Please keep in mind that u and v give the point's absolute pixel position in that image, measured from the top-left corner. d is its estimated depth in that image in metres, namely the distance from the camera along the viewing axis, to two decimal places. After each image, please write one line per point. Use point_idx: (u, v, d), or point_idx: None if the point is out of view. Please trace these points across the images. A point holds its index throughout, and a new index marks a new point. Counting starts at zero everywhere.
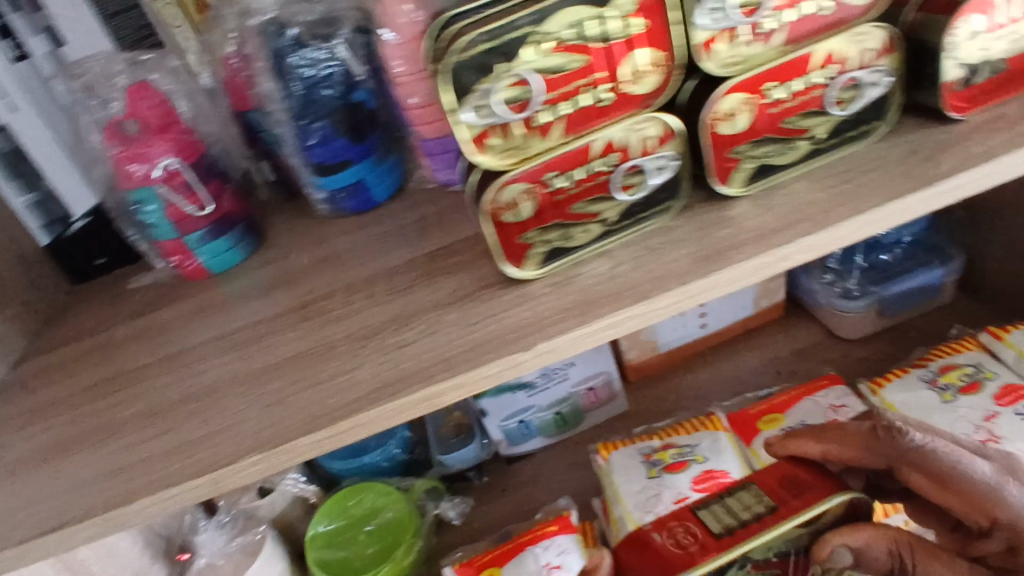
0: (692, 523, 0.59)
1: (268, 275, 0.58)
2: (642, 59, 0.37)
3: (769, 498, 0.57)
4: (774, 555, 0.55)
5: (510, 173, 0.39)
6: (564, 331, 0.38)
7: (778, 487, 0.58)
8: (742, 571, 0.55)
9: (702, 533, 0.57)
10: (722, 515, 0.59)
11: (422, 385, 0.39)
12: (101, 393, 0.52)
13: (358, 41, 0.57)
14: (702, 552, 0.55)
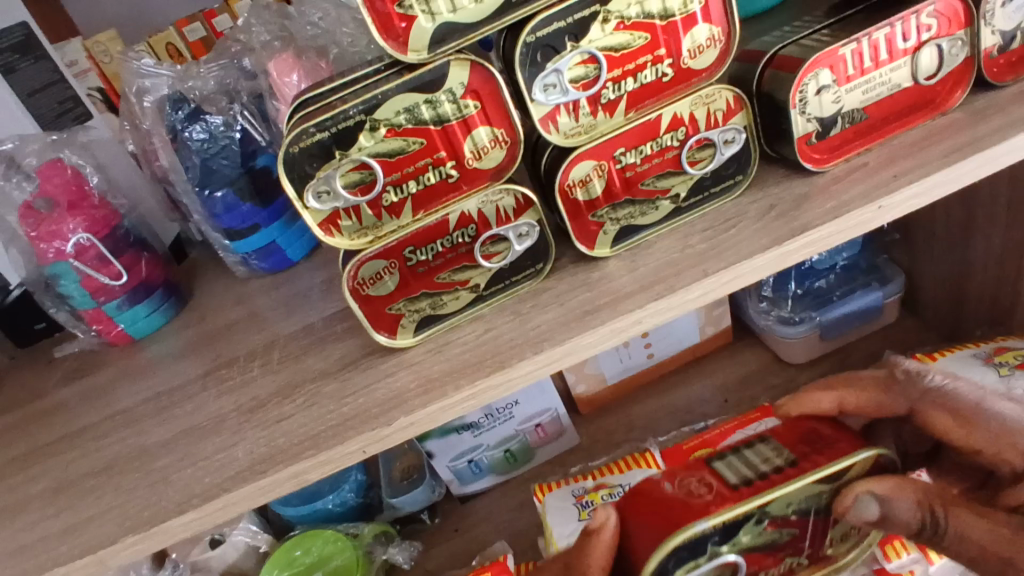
0: (707, 474, 0.53)
1: (186, 337, 0.59)
2: (483, 137, 0.38)
3: (787, 453, 0.53)
4: (794, 512, 0.50)
5: (367, 251, 0.40)
6: (421, 406, 0.38)
7: (795, 441, 0.54)
8: (758, 527, 0.49)
9: (716, 485, 0.51)
10: (740, 467, 0.53)
11: (290, 463, 0.39)
12: (11, 470, 0.52)
13: (258, 104, 0.60)
14: (718, 501, 0.49)
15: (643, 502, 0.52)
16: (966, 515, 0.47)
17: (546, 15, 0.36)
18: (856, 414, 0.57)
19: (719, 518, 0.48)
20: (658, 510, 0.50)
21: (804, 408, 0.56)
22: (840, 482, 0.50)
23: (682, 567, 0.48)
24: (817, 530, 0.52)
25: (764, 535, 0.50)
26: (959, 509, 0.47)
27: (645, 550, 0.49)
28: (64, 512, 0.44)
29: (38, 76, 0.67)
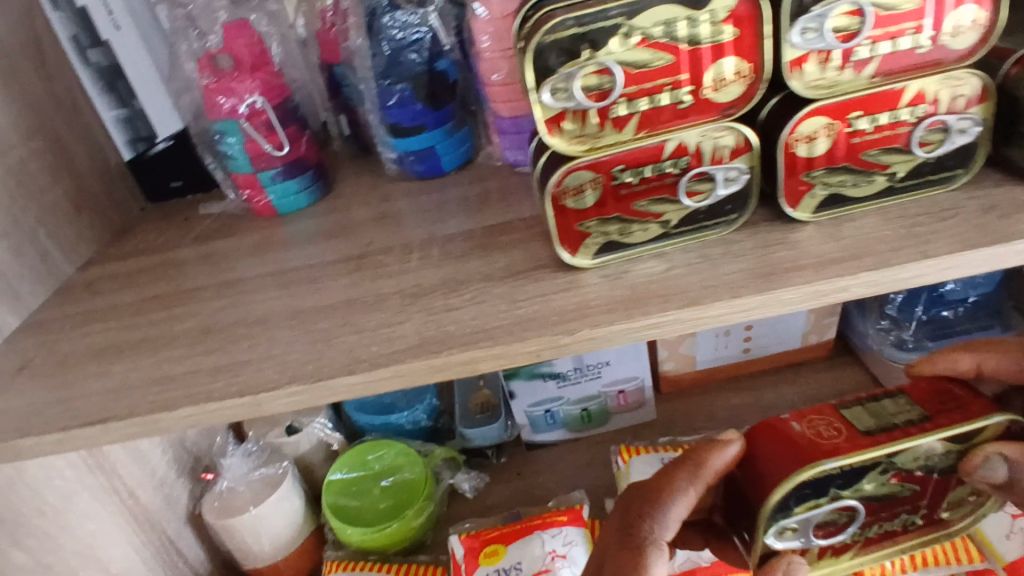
0: (833, 418, 0.49)
1: (329, 222, 0.60)
2: (728, 68, 0.37)
3: (918, 408, 0.48)
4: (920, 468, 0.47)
5: (581, 159, 0.39)
6: (606, 322, 0.39)
7: (928, 397, 0.49)
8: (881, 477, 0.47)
9: (847, 429, 0.47)
10: (868, 415, 0.49)
11: (464, 348, 0.40)
12: (157, 305, 0.54)
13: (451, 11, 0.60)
14: (847, 444, 0.46)
15: (764, 436, 0.48)
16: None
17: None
18: (991, 379, 0.52)
19: (853, 461, 0.45)
20: (785, 444, 0.47)
21: (942, 367, 0.51)
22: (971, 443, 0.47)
23: (803, 504, 0.46)
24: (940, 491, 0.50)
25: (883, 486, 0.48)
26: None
27: (767, 483, 0.46)
28: (217, 352, 0.45)
29: None
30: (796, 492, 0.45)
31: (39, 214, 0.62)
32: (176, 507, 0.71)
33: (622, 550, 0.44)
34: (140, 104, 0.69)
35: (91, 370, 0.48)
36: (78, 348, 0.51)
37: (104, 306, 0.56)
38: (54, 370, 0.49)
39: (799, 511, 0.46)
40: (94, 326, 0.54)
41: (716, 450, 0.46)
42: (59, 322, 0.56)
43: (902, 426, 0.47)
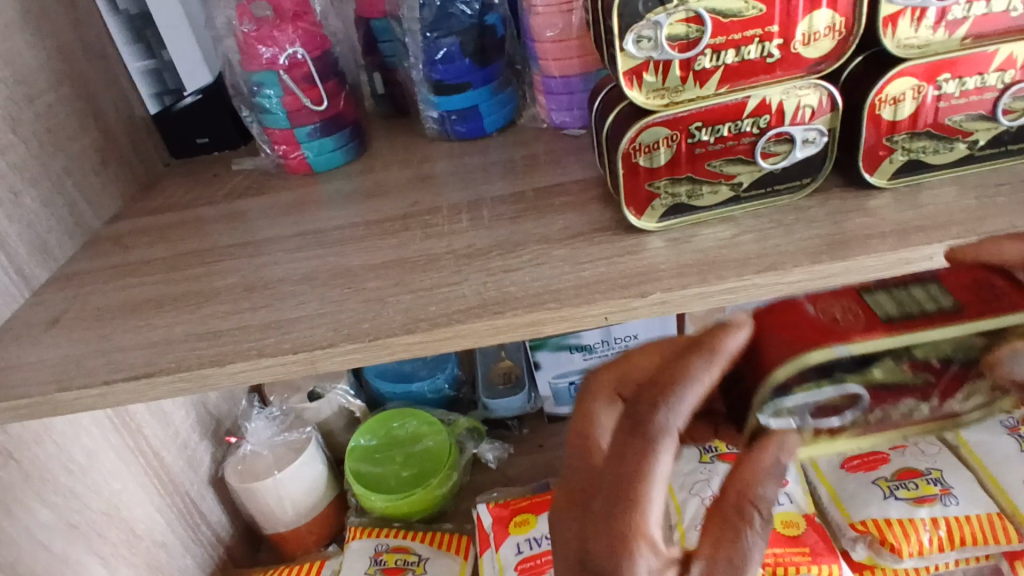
0: None
1: (359, 184, 0.57)
2: (819, 22, 0.37)
3: None
4: None
5: (658, 114, 0.38)
6: (681, 286, 0.37)
7: None
8: None
9: (864, 314, 0.33)
10: None
11: (529, 310, 0.38)
12: (192, 261, 0.52)
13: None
14: None
15: None
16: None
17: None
18: None
19: (866, 347, 0.31)
20: (783, 318, 0.33)
21: None
22: None
23: None
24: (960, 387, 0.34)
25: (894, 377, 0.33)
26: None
27: None
28: (264, 309, 0.44)
29: None
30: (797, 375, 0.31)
31: (66, 164, 0.60)
32: (199, 471, 0.70)
33: (602, 487, 0.33)
34: (170, 56, 0.68)
35: (130, 324, 0.46)
36: (113, 303, 0.49)
37: (136, 262, 0.54)
38: (89, 323, 0.47)
39: (795, 396, 0.32)
40: (128, 281, 0.52)
41: (723, 329, 0.32)
42: (89, 276, 0.54)
43: (929, 315, 0.32)
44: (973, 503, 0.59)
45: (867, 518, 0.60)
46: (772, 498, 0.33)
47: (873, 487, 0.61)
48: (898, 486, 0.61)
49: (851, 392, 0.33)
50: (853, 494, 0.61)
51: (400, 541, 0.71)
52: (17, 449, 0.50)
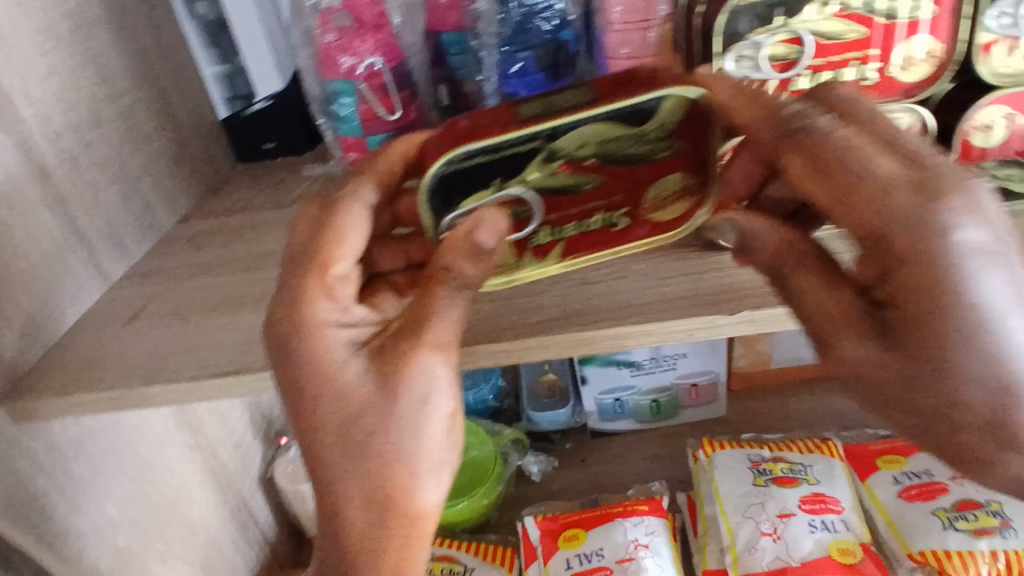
0: None
1: None
2: (921, 48, 0.39)
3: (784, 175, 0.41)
4: None
5: None
6: (767, 305, 0.38)
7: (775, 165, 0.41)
8: None
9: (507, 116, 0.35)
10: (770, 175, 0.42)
11: (615, 322, 0.38)
12: (269, 262, 0.53)
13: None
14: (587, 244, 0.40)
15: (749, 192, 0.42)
16: (810, 279, 0.35)
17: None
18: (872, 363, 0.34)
19: (499, 143, 0.33)
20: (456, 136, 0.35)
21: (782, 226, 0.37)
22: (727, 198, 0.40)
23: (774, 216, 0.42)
24: (634, 185, 0.38)
25: (555, 180, 0.36)
26: (805, 273, 0.35)
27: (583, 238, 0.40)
28: None
29: None
30: (448, 186, 0.36)
31: (144, 163, 0.62)
32: (251, 469, 0.71)
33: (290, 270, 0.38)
34: (243, 62, 0.69)
35: (212, 322, 0.47)
36: (194, 300, 0.51)
37: (212, 260, 0.56)
38: (170, 319, 0.49)
39: (464, 207, 0.36)
40: (204, 279, 0.53)
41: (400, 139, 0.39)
42: (164, 274, 0.56)
43: (569, 107, 0.33)
44: None
45: (926, 548, 0.58)
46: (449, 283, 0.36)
47: (931, 517, 0.60)
48: (958, 517, 0.60)
49: (513, 196, 0.37)
50: (909, 522, 0.61)
51: (446, 549, 0.72)
52: (88, 440, 0.52)
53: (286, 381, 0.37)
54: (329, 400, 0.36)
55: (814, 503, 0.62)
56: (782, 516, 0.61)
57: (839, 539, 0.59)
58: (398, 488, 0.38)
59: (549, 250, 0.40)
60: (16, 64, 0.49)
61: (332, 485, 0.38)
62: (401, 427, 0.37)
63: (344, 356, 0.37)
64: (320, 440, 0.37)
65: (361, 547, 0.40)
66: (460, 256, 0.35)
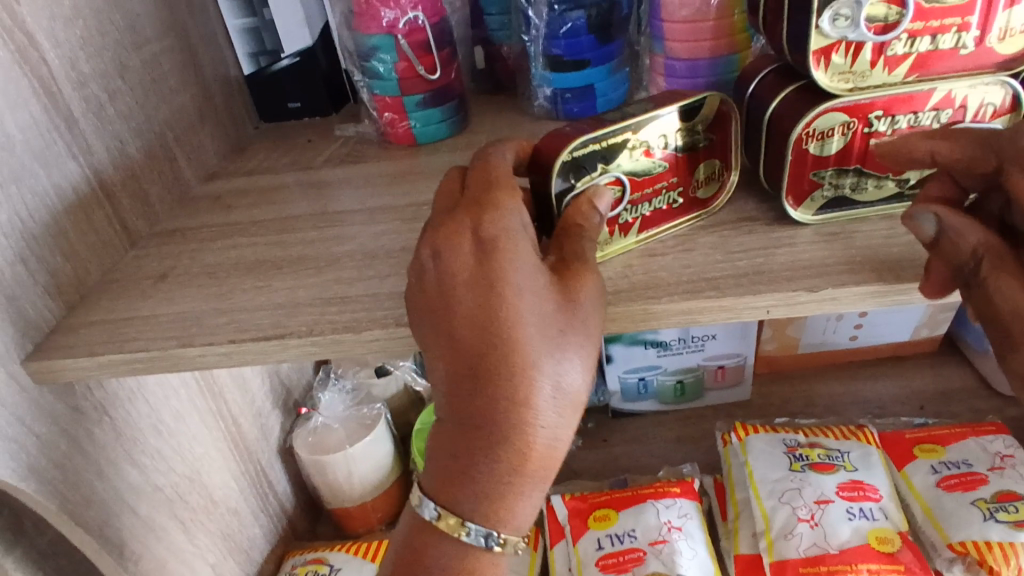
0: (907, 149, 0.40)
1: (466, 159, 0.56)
2: (1021, 16, 0.36)
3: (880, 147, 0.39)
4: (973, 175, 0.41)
5: (839, 98, 0.37)
6: (852, 283, 0.36)
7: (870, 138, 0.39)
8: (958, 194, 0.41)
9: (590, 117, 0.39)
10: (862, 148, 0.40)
11: (688, 296, 0.36)
12: (304, 225, 0.51)
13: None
14: (659, 222, 0.41)
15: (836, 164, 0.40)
16: (1010, 282, 0.34)
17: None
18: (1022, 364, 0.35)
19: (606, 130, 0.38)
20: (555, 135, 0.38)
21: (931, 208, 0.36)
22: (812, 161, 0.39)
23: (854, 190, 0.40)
24: (691, 166, 0.41)
25: (640, 164, 0.40)
26: (1003, 273, 0.34)
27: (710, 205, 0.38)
28: (390, 277, 0.43)
29: None
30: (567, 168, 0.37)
31: (168, 118, 0.59)
32: (270, 439, 0.69)
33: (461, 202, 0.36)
34: (270, 15, 0.67)
35: (248, 284, 0.45)
36: (227, 261, 0.48)
37: (242, 221, 0.53)
38: (203, 280, 0.47)
39: (578, 187, 0.38)
40: (237, 240, 0.51)
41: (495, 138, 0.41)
42: (191, 234, 0.53)
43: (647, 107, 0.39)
44: None
45: (966, 539, 0.57)
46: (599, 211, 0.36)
47: (971, 508, 0.59)
48: (997, 508, 0.58)
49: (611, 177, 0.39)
50: (949, 512, 0.59)
51: None
52: (112, 404, 0.49)
53: (466, 285, 0.33)
54: (513, 304, 0.33)
55: (851, 490, 0.60)
56: (819, 502, 0.60)
57: (877, 528, 0.58)
58: (570, 401, 0.34)
59: (628, 228, 0.40)
60: (42, 2, 0.46)
61: (506, 401, 0.33)
62: (581, 331, 0.34)
63: (527, 260, 0.34)
64: (497, 348, 0.33)
65: (512, 480, 0.34)
66: (584, 213, 0.37)
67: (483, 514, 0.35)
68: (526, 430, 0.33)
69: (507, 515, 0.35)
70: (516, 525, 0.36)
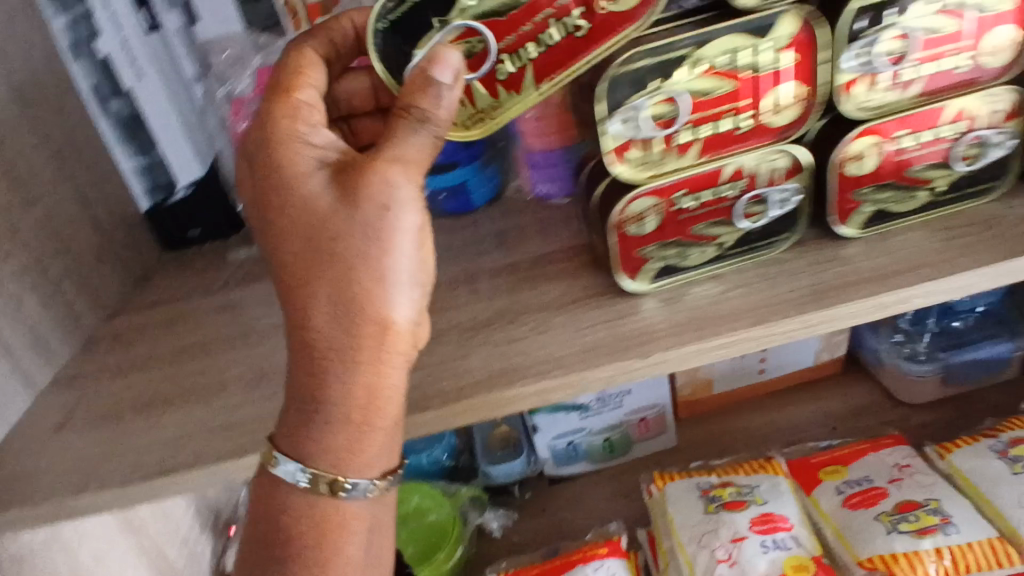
0: (717, 217, 0.43)
1: None
2: (786, 93, 0.38)
3: (690, 215, 0.42)
4: (782, 232, 0.44)
5: (643, 186, 0.40)
6: (679, 344, 0.39)
7: (679, 211, 0.42)
8: (775, 250, 0.44)
9: None
10: (678, 220, 0.42)
11: (538, 378, 0.40)
12: (200, 353, 0.53)
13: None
14: (567, 63, 0.37)
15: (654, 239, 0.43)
16: None
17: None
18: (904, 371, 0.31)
19: None
20: None
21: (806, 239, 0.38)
22: (632, 240, 0.42)
23: (675, 256, 0.43)
24: None
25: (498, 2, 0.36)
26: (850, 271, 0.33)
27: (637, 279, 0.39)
28: (274, 397, 0.46)
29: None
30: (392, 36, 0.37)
31: (64, 266, 0.61)
32: (202, 562, 0.69)
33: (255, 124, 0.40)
34: (161, 154, 0.70)
35: (143, 424, 0.47)
36: (125, 400, 0.50)
37: (141, 357, 0.55)
38: (101, 423, 0.49)
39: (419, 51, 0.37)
40: (136, 377, 0.53)
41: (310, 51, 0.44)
42: (93, 377, 0.55)
43: None
44: (973, 528, 0.59)
45: (874, 554, 0.60)
46: (427, 98, 0.36)
47: (875, 522, 0.62)
48: (900, 519, 0.62)
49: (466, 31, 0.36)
50: (857, 530, 0.62)
51: None
52: (29, 555, 0.50)
53: (263, 181, 0.39)
54: (297, 202, 0.38)
55: (764, 524, 0.63)
56: (735, 540, 0.62)
57: (792, 556, 0.61)
58: (360, 318, 0.38)
59: (521, 82, 0.38)
60: None
61: (298, 315, 0.38)
62: (367, 240, 0.37)
63: (313, 167, 0.38)
64: (286, 233, 0.38)
65: (318, 412, 0.39)
66: (426, 94, 0.36)
67: (303, 449, 0.39)
68: (318, 351, 0.38)
69: (321, 446, 0.39)
70: (341, 460, 0.40)
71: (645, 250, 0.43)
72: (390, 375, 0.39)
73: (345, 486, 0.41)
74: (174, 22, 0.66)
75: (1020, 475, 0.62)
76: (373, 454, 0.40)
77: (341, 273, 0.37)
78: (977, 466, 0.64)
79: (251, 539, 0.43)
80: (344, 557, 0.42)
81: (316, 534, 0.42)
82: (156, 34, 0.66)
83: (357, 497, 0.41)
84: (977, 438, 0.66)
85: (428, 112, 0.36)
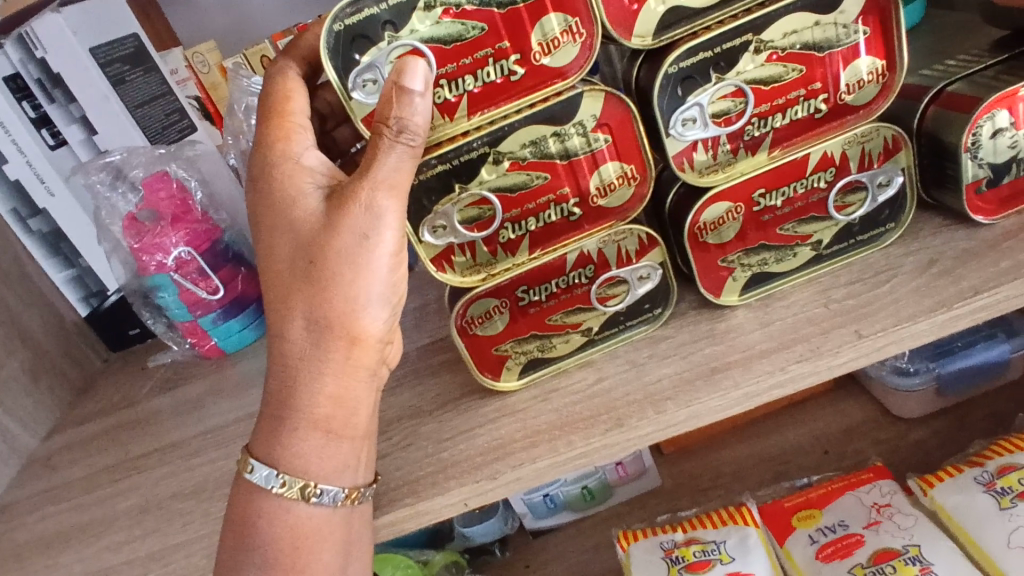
0: (575, 304, 0.39)
1: None
2: (611, 173, 0.36)
3: (543, 306, 0.39)
4: (655, 307, 0.40)
5: (478, 289, 0.37)
6: (528, 461, 0.36)
7: (527, 304, 0.39)
8: (653, 327, 0.40)
9: None
10: (531, 315, 0.39)
11: (387, 509, 0.37)
12: (109, 479, 0.53)
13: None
14: (498, 99, 0.33)
15: (507, 339, 0.40)
16: None
17: (723, 29, 0.33)
18: None
19: None
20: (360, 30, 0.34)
21: None
22: (485, 342, 0.39)
23: (539, 351, 0.40)
24: (526, 17, 0.32)
25: (447, 24, 0.32)
26: None
27: None
28: (153, 535, 0.45)
29: (145, 89, 0.67)
30: (345, 37, 0.32)
31: None
32: None
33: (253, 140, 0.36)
34: (87, 262, 0.70)
35: (41, 568, 0.47)
36: (32, 540, 0.50)
37: (59, 485, 0.55)
38: (6, 568, 0.49)
39: (363, 61, 0.32)
40: (48, 509, 0.53)
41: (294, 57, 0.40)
42: (16, 508, 0.55)
43: None
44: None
45: None
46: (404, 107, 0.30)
47: None
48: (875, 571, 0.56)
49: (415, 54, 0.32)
50: None
51: None
52: None
53: (254, 197, 0.35)
54: (286, 220, 0.33)
55: None
56: None
57: None
58: (330, 332, 0.33)
59: (454, 112, 0.33)
60: None
61: (274, 323, 0.34)
62: (342, 263, 0.32)
63: (303, 189, 0.34)
64: (271, 253, 0.34)
65: (288, 417, 0.34)
66: (403, 105, 0.31)
67: (274, 454, 0.34)
68: (295, 359, 0.34)
69: (289, 453, 0.34)
70: (310, 468, 0.34)
71: (502, 350, 0.40)
72: (359, 391, 0.35)
73: (315, 492, 0.34)
74: (75, 136, 0.66)
75: (1007, 510, 0.56)
76: (342, 469, 0.35)
77: (316, 289, 0.33)
78: (961, 502, 0.58)
79: (222, 557, 0.35)
80: (319, 568, 0.34)
81: (284, 554, 0.34)
82: (62, 149, 0.66)
83: (325, 505, 0.35)
84: (961, 469, 0.61)
85: (406, 122, 0.30)
